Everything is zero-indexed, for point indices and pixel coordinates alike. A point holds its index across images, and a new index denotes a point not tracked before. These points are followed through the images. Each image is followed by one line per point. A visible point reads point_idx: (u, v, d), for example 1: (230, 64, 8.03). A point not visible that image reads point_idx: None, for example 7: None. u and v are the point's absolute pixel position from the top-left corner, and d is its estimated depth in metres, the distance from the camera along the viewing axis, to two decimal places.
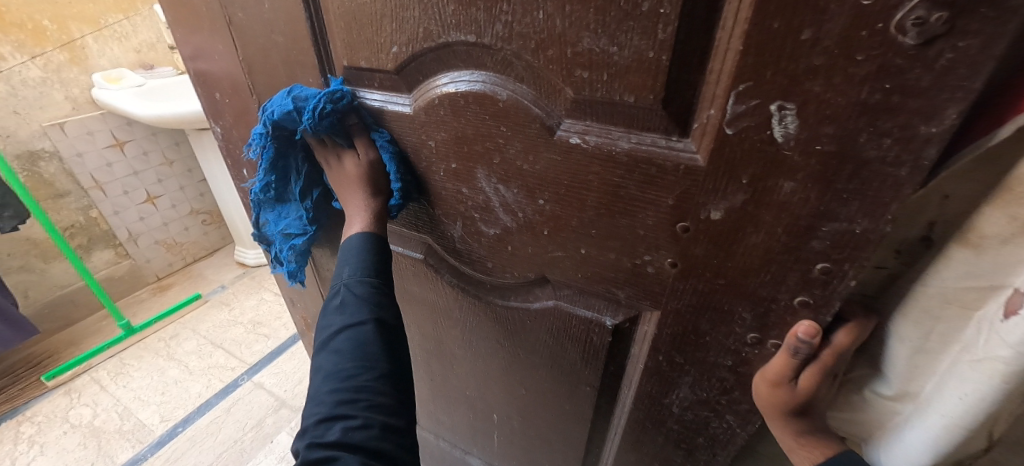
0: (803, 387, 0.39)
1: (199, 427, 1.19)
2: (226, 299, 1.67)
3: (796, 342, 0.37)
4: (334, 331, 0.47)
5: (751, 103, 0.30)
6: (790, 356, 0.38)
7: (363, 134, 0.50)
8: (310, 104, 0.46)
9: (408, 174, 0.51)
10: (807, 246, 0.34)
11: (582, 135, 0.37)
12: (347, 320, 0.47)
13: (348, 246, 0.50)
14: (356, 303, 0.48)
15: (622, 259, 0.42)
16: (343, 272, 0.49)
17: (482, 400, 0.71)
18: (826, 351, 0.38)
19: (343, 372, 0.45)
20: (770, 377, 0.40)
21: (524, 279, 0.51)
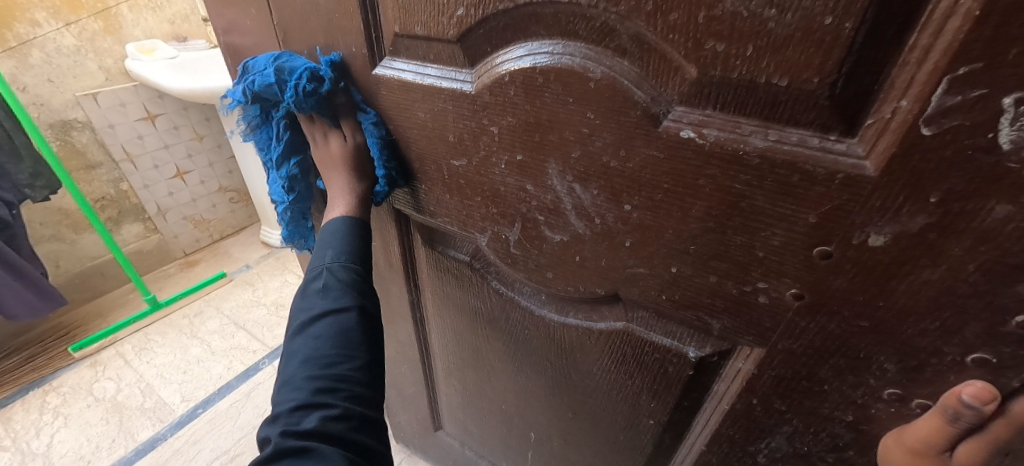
0: (960, 459, 0.29)
1: (219, 409, 1.16)
2: (250, 279, 1.65)
3: (957, 407, 0.28)
4: (314, 316, 0.43)
5: (970, 95, 0.21)
6: (944, 422, 0.29)
7: (351, 115, 0.47)
8: (292, 80, 0.42)
9: (395, 161, 0.48)
10: (1010, 291, 0.24)
11: (699, 128, 0.29)
12: (327, 305, 0.44)
13: (327, 229, 0.47)
14: (337, 289, 0.45)
15: (725, 284, 0.34)
16: (324, 256, 0.46)
17: (519, 415, 0.65)
18: (998, 422, 0.28)
19: (323, 359, 0.42)
20: (909, 443, 0.31)
21: (591, 296, 0.43)
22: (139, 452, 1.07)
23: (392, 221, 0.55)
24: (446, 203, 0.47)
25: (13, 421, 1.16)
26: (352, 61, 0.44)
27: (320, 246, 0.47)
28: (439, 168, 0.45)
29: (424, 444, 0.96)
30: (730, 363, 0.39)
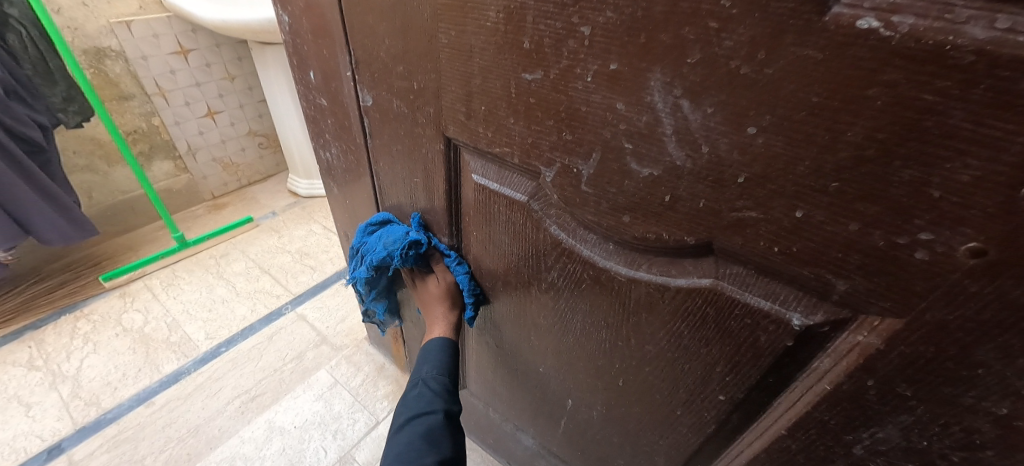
0: None
1: (241, 350, 1.16)
2: (275, 227, 1.63)
3: None
4: (411, 416, 0.57)
5: None
6: None
7: (439, 259, 0.60)
8: (398, 251, 0.56)
9: (477, 290, 0.61)
10: None
11: (887, 17, 0.22)
12: (423, 407, 0.58)
13: (427, 349, 0.63)
14: (430, 395, 0.59)
15: (869, 234, 0.27)
16: (423, 368, 0.62)
17: (557, 380, 0.60)
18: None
19: (413, 451, 0.53)
20: None
21: (676, 246, 0.36)
22: (164, 384, 1.08)
23: (439, 153, 0.49)
24: (509, 130, 0.41)
25: (45, 343, 1.18)
26: None
27: (421, 361, 0.62)
28: (506, 84, 0.38)
29: None
30: (844, 337, 0.32)
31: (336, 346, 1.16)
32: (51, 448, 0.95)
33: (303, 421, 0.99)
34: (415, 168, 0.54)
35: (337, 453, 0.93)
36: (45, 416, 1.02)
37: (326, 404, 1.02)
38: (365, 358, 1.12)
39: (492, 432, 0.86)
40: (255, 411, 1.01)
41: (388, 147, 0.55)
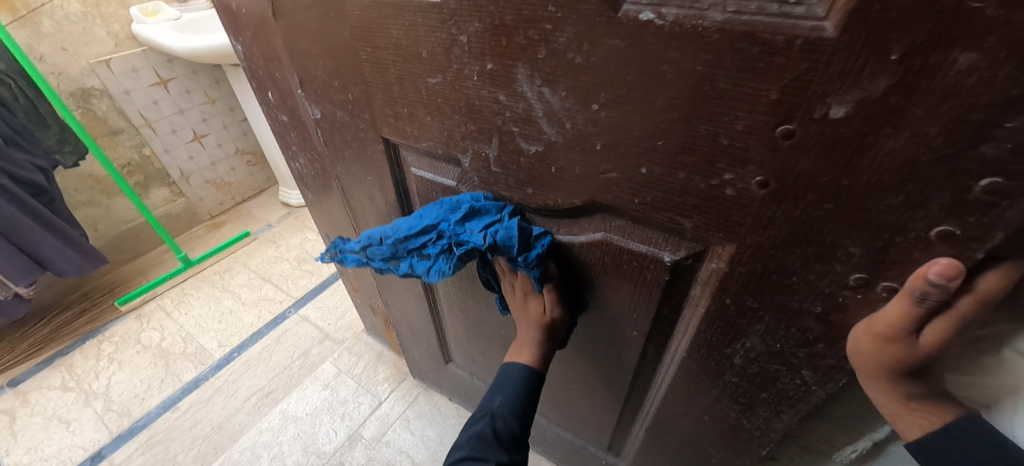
0: (928, 341, 0.30)
1: (252, 353, 1.26)
2: (273, 238, 1.71)
3: (924, 286, 0.29)
4: (462, 454, 0.53)
5: None
6: (913, 305, 0.30)
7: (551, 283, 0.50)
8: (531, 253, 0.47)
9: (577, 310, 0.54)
10: (972, 152, 0.24)
11: (657, 9, 0.28)
12: (479, 452, 0.52)
13: (502, 377, 0.56)
14: (488, 440, 0.53)
15: (694, 180, 0.34)
16: (494, 397, 0.56)
17: (516, 340, 0.70)
18: (971, 293, 0.29)
19: None
20: (879, 331, 0.32)
21: (571, 208, 0.44)
22: (185, 390, 1.18)
23: (382, 153, 0.56)
24: (429, 126, 0.48)
25: (75, 366, 1.29)
26: None
27: (491, 388, 0.57)
28: (418, 88, 0.45)
29: (439, 378, 1.04)
30: (705, 266, 0.40)
31: (339, 340, 1.25)
32: (93, 456, 1.06)
33: (314, 408, 1.09)
34: (368, 168, 0.61)
35: (347, 432, 1.03)
36: (83, 429, 1.12)
37: (334, 391, 1.12)
38: (365, 348, 1.22)
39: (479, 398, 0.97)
40: (271, 404, 1.11)
41: (341, 153, 0.62)
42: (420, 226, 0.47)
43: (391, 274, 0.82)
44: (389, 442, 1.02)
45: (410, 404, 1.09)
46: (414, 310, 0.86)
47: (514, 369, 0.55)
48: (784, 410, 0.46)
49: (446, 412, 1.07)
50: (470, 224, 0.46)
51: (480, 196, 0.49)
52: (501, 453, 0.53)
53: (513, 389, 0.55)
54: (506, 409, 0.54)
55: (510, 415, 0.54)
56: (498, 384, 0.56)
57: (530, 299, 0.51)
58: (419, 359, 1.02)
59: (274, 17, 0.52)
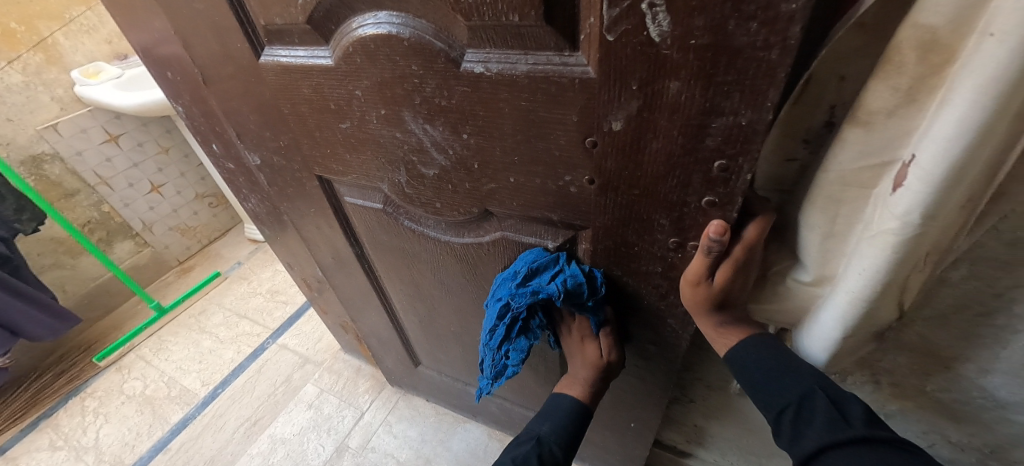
0: (719, 281, 0.41)
1: (236, 386, 1.31)
2: (244, 275, 1.75)
3: (709, 242, 0.38)
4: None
5: (623, 5, 0.30)
6: (704, 256, 0.39)
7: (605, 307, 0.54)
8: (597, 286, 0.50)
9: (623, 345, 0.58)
10: (703, 145, 0.35)
11: (485, 64, 0.38)
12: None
13: (551, 407, 0.60)
14: (532, 464, 0.53)
15: (547, 183, 0.44)
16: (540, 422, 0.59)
17: (466, 333, 0.79)
18: (743, 239, 0.39)
19: None
20: (691, 278, 0.42)
21: (473, 216, 0.53)
22: (174, 431, 1.23)
23: (319, 188, 0.64)
24: (349, 162, 0.57)
25: (61, 425, 1.32)
26: (242, 55, 0.51)
27: (539, 415, 0.60)
28: (334, 133, 0.54)
29: (414, 382, 1.12)
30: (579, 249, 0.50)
31: (318, 362, 1.32)
32: None
33: (301, 428, 1.16)
34: (310, 202, 0.69)
35: (334, 445, 1.11)
36: None
37: (319, 410, 1.19)
38: (343, 365, 1.29)
39: (451, 393, 1.06)
40: (259, 430, 1.17)
41: (285, 192, 0.70)
42: (499, 316, 0.51)
43: (351, 292, 0.89)
44: (374, 447, 1.10)
45: (391, 411, 1.17)
46: (378, 324, 0.95)
47: (564, 399, 0.59)
48: (670, 356, 0.58)
49: (425, 412, 1.16)
50: (535, 284, 0.48)
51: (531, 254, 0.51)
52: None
53: (560, 414, 0.58)
54: (554, 432, 0.57)
55: (556, 442, 0.56)
56: (547, 411, 0.59)
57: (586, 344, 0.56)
58: (393, 367, 1.10)
59: (205, 84, 0.60)
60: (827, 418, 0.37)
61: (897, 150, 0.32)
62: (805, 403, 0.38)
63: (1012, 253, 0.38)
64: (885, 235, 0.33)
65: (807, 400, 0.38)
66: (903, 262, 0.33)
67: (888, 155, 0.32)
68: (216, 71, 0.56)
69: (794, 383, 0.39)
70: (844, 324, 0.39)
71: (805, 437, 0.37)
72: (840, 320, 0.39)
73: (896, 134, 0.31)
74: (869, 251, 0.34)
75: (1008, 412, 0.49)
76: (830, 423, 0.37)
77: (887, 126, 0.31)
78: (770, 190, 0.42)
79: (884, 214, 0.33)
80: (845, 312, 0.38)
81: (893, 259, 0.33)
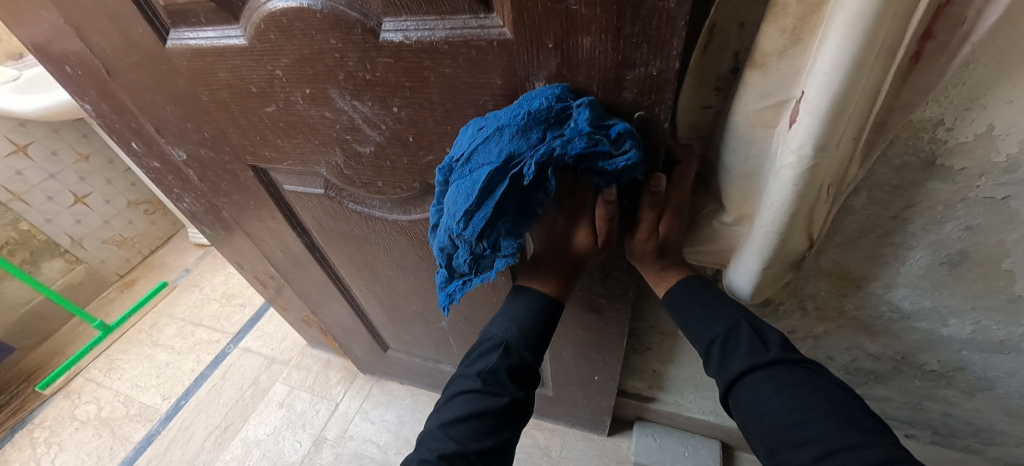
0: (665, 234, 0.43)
1: (200, 396, 1.27)
2: (194, 282, 1.66)
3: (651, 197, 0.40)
4: (472, 381, 0.52)
5: None
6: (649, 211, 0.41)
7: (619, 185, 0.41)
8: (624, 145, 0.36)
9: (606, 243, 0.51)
10: (621, 98, 0.36)
11: (403, 33, 0.38)
12: (491, 385, 0.51)
13: (514, 305, 0.55)
14: (501, 376, 0.52)
15: None
16: (505, 325, 0.54)
17: (428, 310, 0.80)
18: (674, 178, 0.41)
19: (463, 420, 0.50)
20: (639, 238, 0.43)
21: (415, 191, 0.53)
22: (140, 449, 1.19)
23: (254, 179, 0.62)
24: (282, 148, 0.55)
25: (10, 461, 1.24)
26: (146, 41, 0.48)
27: (501, 313, 0.56)
28: (260, 118, 0.52)
29: (385, 367, 1.12)
30: None
31: (285, 360, 1.29)
32: None
33: (274, 427, 1.14)
34: (247, 194, 0.66)
35: (311, 439, 1.10)
36: None
37: (291, 408, 1.17)
38: (312, 360, 1.27)
39: (423, 373, 1.07)
40: (230, 436, 1.15)
41: (219, 186, 0.67)
42: (489, 183, 0.36)
43: (307, 284, 0.87)
44: (353, 435, 1.10)
45: (366, 398, 1.17)
46: (339, 313, 0.93)
47: (528, 296, 0.55)
48: (620, 307, 0.61)
49: (400, 395, 1.16)
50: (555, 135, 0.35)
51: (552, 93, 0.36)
52: (513, 387, 0.52)
53: (524, 315, 0.54)
54: (521, 337, 0.53)
55: (524, 348, 0.53)
56: (508, 312, 0.55)
57: (578, 227, 0.46)
58: (362, 354, 1.09)
59: (111, 77, 0.55)
60: (750, 346, 0.40)
61: (789, 88, 0.35)
62: (731, 334, 0.41)
63: (899, 176, 0.42)
64: (787, 169, 0.36)
65: (733, 330, 0.41)
66: (805, 193, 0.37)
67: (784, 93, 0.35)
68: (121, 61, 0.52)
69: (721, 316, 0.43)
70: (763, 256, 0.43)
71: (730, 363, 0.40)
72: (760, 253, 0.43)
73: (789, 73, 0.34)
74: (779, 183, 0.37)
75: (913, 321, 0.55)
76: (752, 347, 0.40)
77: (780, 66, 0.34)
78: (689, 138, 0.44)
79: (785, 150, 0.36)
80: (762, 245, 0.42)
81: (795, 190, 0.37)
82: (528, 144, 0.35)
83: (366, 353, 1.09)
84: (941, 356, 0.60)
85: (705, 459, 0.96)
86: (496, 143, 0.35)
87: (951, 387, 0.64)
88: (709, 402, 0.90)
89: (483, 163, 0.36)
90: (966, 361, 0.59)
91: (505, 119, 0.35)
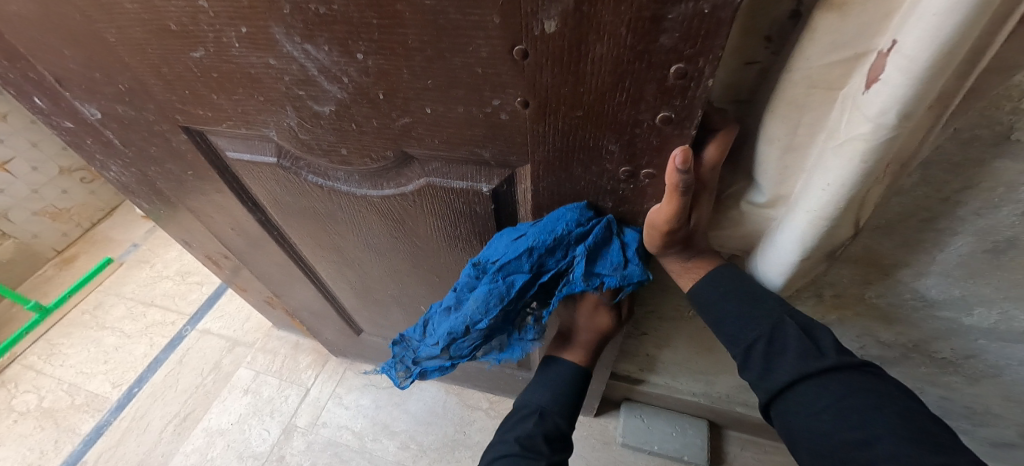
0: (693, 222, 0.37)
1: (155, 383, 1.17)
2: (143, 259, 1.51)
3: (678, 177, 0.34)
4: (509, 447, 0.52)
5: None
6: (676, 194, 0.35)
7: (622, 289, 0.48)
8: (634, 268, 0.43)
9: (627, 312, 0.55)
10: (656, 45, 0.28)
11: None
12: (528, 449, 0.52)
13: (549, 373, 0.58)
14: (538, 441, 0.53)
15: (472, 111, 0.36)
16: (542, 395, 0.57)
17: (405, 295, 0.71)
18: (704, 157, 0.34)
19: None
20: (661, 226, 0.37)
21: (388, 162, 0.44)
22: (89, 442, 1.08)
23: (188, 143, 0.51)
24: (219, 106, 0.44)
25: None
26: None
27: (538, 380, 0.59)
28: (187, 66, 0.41)
29: (359, 350, 1.04)
30: (519, 189, 0.43)
31: (248, 343, 1.20)
32: None
33: (239, 416, 1.06)
34: (183, 163, 0.55)
35: (280, 427, 1.03)
36: None
37: (257, 395, 1.09)
38: (278, 343, 1.18)
39: None
40: (191, 426, 1.06)
41: (148, 152, 0.56)
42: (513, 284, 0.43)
43: (266, 265, 0.77)
44: (325, 422, 1.03)
45: (339, 382, 1.09)
46: (305, 296, 0.84)
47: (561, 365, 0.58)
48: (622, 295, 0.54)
49: (376, 378, 1.09)
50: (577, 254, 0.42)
51: (575, 214, 0.41)
52: (548, 451, 0.52)
53: (557, 383, 0.57)
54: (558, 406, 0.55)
55: (559, 414, 0.55)
56: (543, 380, 0.58)
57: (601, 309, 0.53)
58: (334, 337, 1.01)
59: None
60: (800, 351, 0.35)
61: (870, 39, 0.27)
62: (776, 335, 0.36)
63: (963, 152, 0.36)
64: (855, 142, 0.29)
65: (778, 331, 0.36)
66: (871, 172, 0.30)
67: (863, 45, 0.27)
68: None
69: (762, 315, 0.37)
70: (804, 246, 0.36)
71: (777, 371, 0.35)
72: (800, 241, 0.36)
73: (874, 18, 0.26)
74: (837, 159, 0.30)
75: (936, 309, 0.51)
76: (804, 352, 0.35)
77: (866, 6, 0.26)
78: (725, 101, 0.36)
79: (855, 118, 0.28)
80: (804, 233, 0.35)
81: (862, 169, 0.30)
82: (552, 260, 0.42)
83: (337, 337, 1.00)
84: (954, 344, 0.56)
85: (693, 439, 0.94)
86: (524, 261, 0.42)
87: (957, 373, 0.61)
88: (702, 384, 0.87)
89: (514, 271, 0.43)
90: (981, 349, 0.56)
91: (534, 239, 0.41)
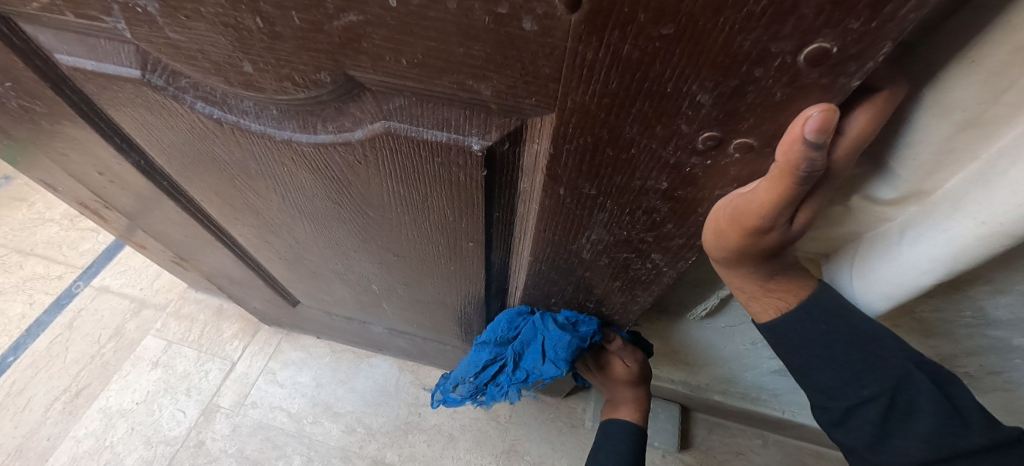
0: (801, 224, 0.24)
1: (37, 350, 0.95)
2: (16, 195, 1.21)
3: (806, 155, 0.21)
4: None
5: None
6: (790, 181, 0.22)
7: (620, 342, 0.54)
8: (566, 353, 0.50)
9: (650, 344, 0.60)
10: None
11: None
12: None
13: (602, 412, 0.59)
14: None
15: (473, 9, 0.20)
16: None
17: (351, 271, 0.55)
18: (840, 141, 0.21)
19: None
20: (751, 225, 0.25)
21: (322, 92, 0.27)
22: None
23: None
24: None
25: None
26: None
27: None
28: None
29: (295, 320, 0.88)
30: (527, 149, 0.29)
31: (158, 305, 1.00)
32: None
33: (146, 394, 0.89)
34: None
35: (199, 407, 0.87)
36: None
37: (169, 369, 0.91)
38: (197, 307, 0.99)
39: (346, 332, 0.85)
40: (84, 404, 0.88)
41: None
42: (481, 369, 0.55)
43: (164, 224, 0.58)
44: (255, 402, 0.88)
45: (272, 356, 0.93)
46: (223, 262, 0.66)
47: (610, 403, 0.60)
48: (638, 295, 0.42)
49: (317, 352, 0.94)
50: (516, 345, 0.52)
51: (511, 318, 0.52)
52: None
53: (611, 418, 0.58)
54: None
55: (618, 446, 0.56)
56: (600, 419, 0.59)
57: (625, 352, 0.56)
58: (264, 307, 0.85)
59: None
60: (940, 419, 0.29)
61: None
62: (903, 394, 0.29)
63: None
64: None
65: (907, 388, 0.29)
66: None
67: None
68: None
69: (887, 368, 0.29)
70: (953, 266, 0.25)
71: (900, 440, 0.30)
72: (948, 259, 0.25)
73: None
74: None
75: (991, 330, 0.44)
76: (943, 423, 0.29)
77: None
78: None
79: None
80: (962, 250, 0.24)
81: None
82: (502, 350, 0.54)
83: (268, 307, 0.84)
84: (985, 361, 0.50)
85: (665, 425, 0.89)
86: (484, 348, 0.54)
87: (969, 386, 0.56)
88: (683, 374, 0.78)
89: (480, 356, 0.56)
90: (1010, 367, 0.50)
91: (486, 336, 0.54)
